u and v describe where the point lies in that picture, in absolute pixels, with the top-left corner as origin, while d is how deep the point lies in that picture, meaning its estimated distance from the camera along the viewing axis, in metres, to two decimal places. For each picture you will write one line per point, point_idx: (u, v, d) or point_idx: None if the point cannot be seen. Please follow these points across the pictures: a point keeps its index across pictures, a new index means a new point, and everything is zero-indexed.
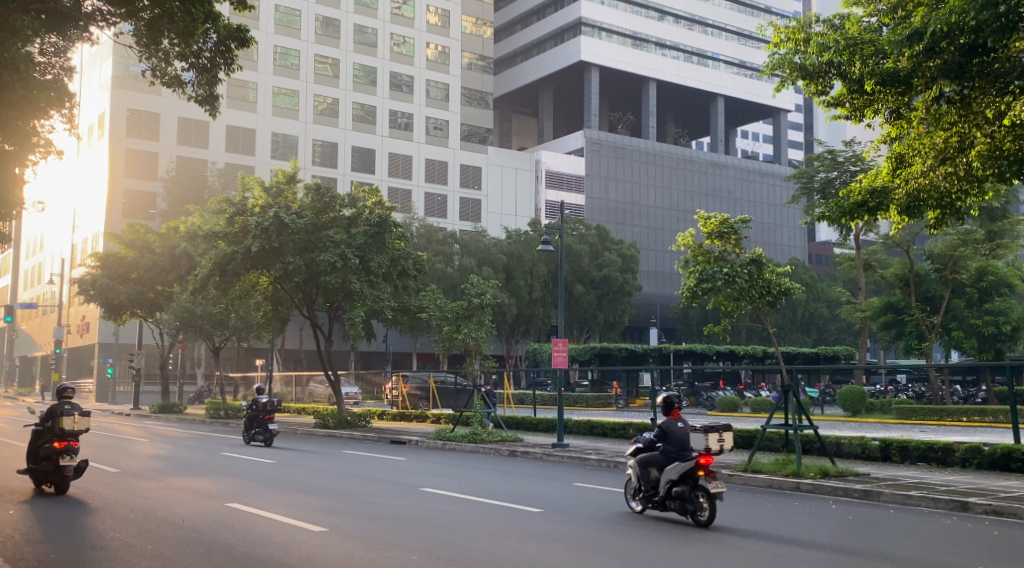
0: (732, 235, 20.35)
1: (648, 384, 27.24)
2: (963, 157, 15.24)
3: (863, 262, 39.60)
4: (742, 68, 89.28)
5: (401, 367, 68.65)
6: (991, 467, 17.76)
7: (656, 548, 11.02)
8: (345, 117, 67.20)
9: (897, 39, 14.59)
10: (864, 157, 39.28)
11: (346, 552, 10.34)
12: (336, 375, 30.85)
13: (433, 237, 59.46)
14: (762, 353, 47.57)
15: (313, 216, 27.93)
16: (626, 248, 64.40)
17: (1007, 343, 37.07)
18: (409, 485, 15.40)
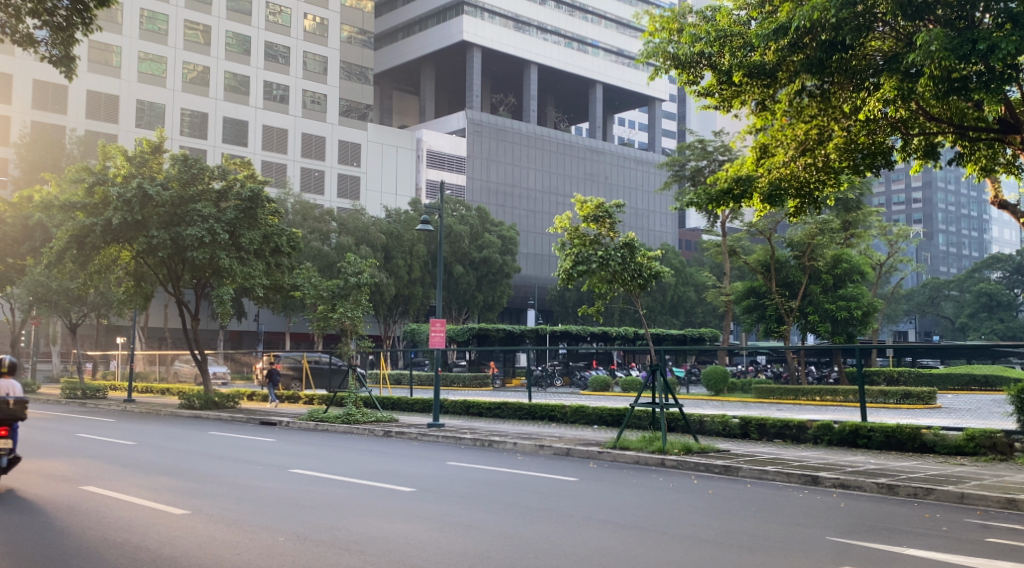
0: (606, 220, 20.85)
1: (523, 364, 27.27)
2: (821, 150, 16.24)
3: (728, 249, 41.28)
4: (619, 56, 91.12)
5: (273, 347, 67.59)
6: (839, 444, 18.76)
7: (522, 524, 11.25)
8: (216, 87, 65.10)
9: (763, 32, 15.05)
10: (732, 148, 40.60)
11: (209, 535, 10.22)
12: (204, 354, 30.01)
13: (309, 213, 58.89)
14: (633, 334, 48.56)
15: (180, 187, 27.00)
16: (506, 230, 64.92)
17: (858, 327, 38.69)
18: (277, 466, 15.28)
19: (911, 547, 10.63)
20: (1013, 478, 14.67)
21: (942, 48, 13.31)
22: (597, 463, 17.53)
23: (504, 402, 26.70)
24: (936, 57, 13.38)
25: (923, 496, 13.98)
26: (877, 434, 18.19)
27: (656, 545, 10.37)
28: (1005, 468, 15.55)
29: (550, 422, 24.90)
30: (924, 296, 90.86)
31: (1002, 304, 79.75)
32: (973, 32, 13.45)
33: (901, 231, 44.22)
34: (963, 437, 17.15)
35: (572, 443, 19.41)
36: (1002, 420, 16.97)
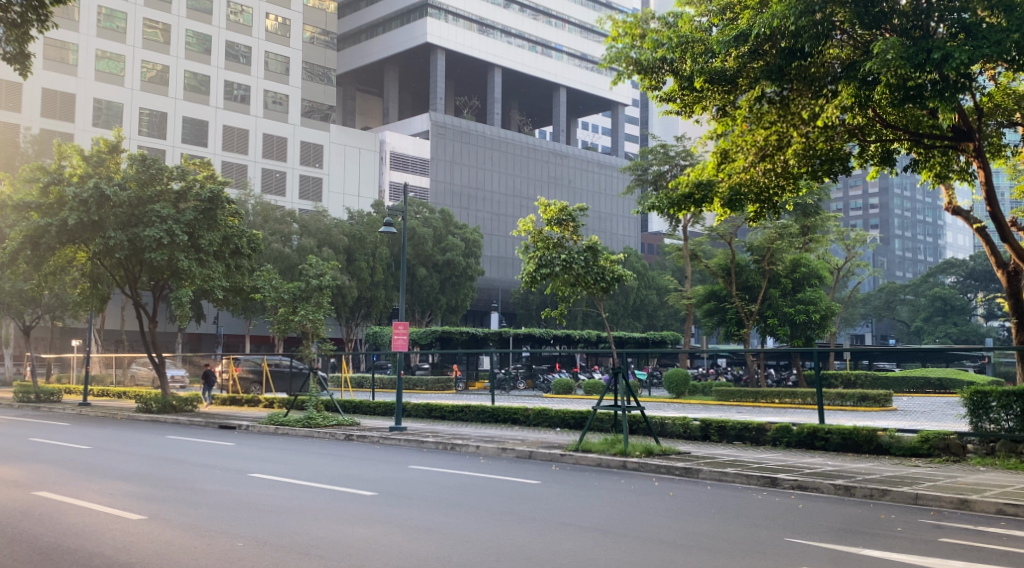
0: (570, 223, 20.84)
1: (486, 367, 27.21)
2: (780, 155, 16.35)
3: (690, 252, 41.65)
4: (583, 61, 91.62)
5: (232, 350, 66.98)
6: (798, 446, 18.93)
7: (485, 527, 11.26)
8: (176, 86, 64.41)
9: (723, 39, 15.18)
10: (694, 153, 40.95)
11: (166, 540, 10.13)
12: (162, 357, 29.65)
13: (270, 214, 58.21)
14: (596, 337, 48.75)
15: (137, 187, 26.67)
16: (470, 232, 64.91)
17: (816, 330, 39.08)
18: (236, 470, 15.14)
19: (867, 547, 10.77)
20: (966, 479, 14.94)
21: (898, 57, 13.49)
22: (559, 465, 17.57)
23: (467, 405, 26.66)
24: (892, 65, 13.56)
25: (879, 497, 14.15)
26: (834, 436, 18.39)
27: (616, 548, 10.40)
28: (958, 469, 15.85)
29: (512, 425, 24.95)
30: (880, 300, 92.07)
31: (956, 308, 81.00)
32: (928, 41, 13.65)
33: (857, 235, 44.75)
34: (917, 439, 17.37)
35: (534, 446, 19.46)
36: (955, 422, 17.21)
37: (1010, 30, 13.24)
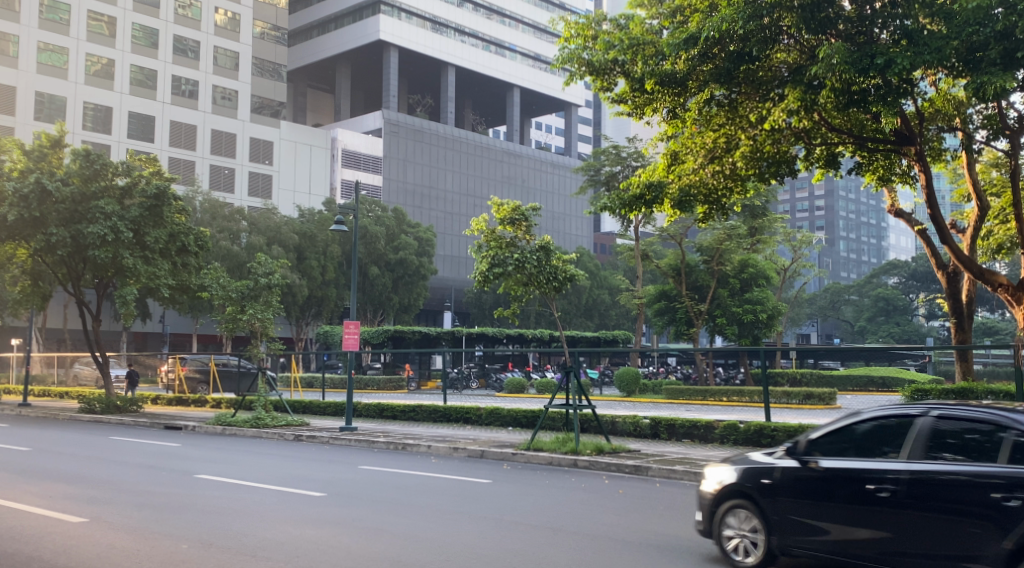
0: (523, 222, 20.92)
1: (438, 366, 27.44)
2: (728, 158, 16.60)
3: (641, 252, 41.97)
4: (536, 61, 91.97)
5: (179, 349, 66.12)
6: (745, 443, 19.17)
7: (433, 527, 11.22)
8: (122, 80, 63.35)
9: (674, 42, 15.23)
10: (645, 154, 41.25)
11: (108, 543, 9.98)
12: (106, 356, 29.16)
13: (219, 212, 57.27)
14: (548, 336, 48.85)
15: (81, 183, 26.20)
16: (422, 231, 64.63)
17: (763, 329, 39.69)
18: (182, 472, 14.93)
19: None
20: None
21: (843, 62, 13.70)
22: (510, 465, 17.60)
23: (419, 405, 26.64)
24: (837, 70, 13.77)
25: None
26: (780, 434, 18.64)
27: (564, 546, 10.43)
28: None
29: (464, 425, 24.95)
30: (826, 301, 93.38)
31: (898, 308, 82.34)
32: (873, 46, 13.86)
33: (803, 237, 45.30)
34: None
35: (486, 445, 19.46)
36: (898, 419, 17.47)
37: (951, 37, 13.47)
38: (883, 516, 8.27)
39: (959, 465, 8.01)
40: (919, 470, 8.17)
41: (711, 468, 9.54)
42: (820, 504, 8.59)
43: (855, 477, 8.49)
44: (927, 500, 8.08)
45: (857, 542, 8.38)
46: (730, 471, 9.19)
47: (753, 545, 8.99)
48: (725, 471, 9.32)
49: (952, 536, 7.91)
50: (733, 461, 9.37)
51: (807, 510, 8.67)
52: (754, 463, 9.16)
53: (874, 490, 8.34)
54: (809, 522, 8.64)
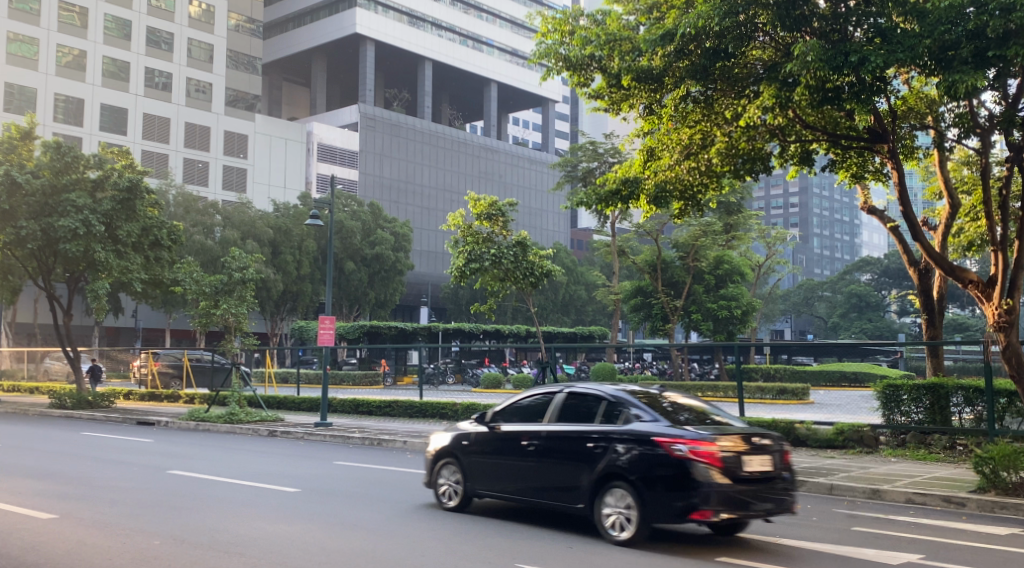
0: (499, 218, 20.93)
1: (415, 361, 27.06)
2: (704, 155, 16.67)
3: (618, 249, 42.12)
4: (513, 56, 92.03)
5: (152, 344, 65.70)
6: None
7: (409, 522, 11.20)
8: (94, 72, 62.69)
9: (650, 38, 15.22)
10: (622, 150, 41.35)
11: (79, 540, 9.89)
12: (77, 351, 28.91)
13: (192, 207, 57.28)
14: (525, 332, 48.87)
15: (52, 176, 25.97)
16: (399, 227, 64.47)
17: (737, 325, 40.08)
18: (154, 467, 14.83)
19: (783, 537, 10.98)
20: (878, 470, 15.34)
21: (817, 60, 13.78)
22: None
23: (395, 400, 26.86)
24: (812, 67, 13.84)
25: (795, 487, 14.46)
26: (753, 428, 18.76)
27: (540, 540, 10.46)
28: (871, 460, 16.29)
29: (441, 421, 25.24)
30: (799, 297, 93.95)
31: (871, 304, 83.05)
32: (847, 44, 13.93)
33: (778, 234, 45.60)
34: (833, 431, 17.81)
35: None
36: (869, 414, 17.59)
37: (923, 35, 13.53)
38: (526, 464, 11.03)
39: (575, 427, 10.74)
40: (551, 431, 10.93)
41: (435, 434, 12.30)
42: (493, 458, 11.36)
43: (511, 436, 11.27)
44: (552, 452, 10.84)
45: (512, 484, 11.18)
46: (442, 437, 11.96)
47: (454, 492, 11.79)
48: (441, 436, 12.07)
49: (564, 477, 10.66)
50: (449, 428, 12.11)
51: (487, 463, 11.41)
52: (458, 429, 11.91)
53: (524, 445, 11.09)
54: (486, 471, 11.41)
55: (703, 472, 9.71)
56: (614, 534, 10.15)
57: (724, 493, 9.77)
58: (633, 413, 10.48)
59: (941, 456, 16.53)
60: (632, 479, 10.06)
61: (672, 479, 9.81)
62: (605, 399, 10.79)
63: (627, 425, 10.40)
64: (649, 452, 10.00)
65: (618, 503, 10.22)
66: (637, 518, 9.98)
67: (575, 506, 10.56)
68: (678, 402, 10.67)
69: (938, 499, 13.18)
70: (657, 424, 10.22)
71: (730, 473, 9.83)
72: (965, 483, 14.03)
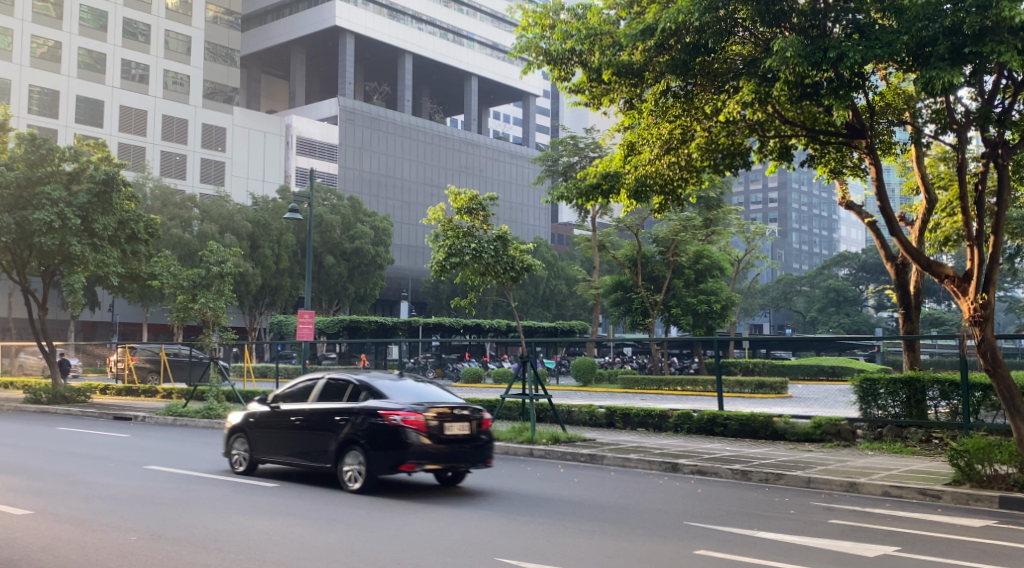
0: (480, 212, 20.88)
1: (394, 356, 26.77)
2: (684, 149, 16.70)
3: (598, 243, 42.15)
4: (494, 50, 91.98)
5: (129, 339, 65.26)
6: (698, 432, 19.38)
7: (387, 517, 11.18)
8: (69, 63, 62.09)
9: (631, 33, 15.19)
10: (602, 145, 41.40)
11: (54, 536, 9.81)
12: (52, 345, 28.64)
13: (170, 200, 57.25)
14: (506, 327, 48.82)
15: (27, 168, 25.81)
16: (379, 221, 64.30)
17: (717, 320, 40.24)
18: (131, 462, 14.73)
19: (760, 530, 11.03)
20: (855, 463, 15.43)
21: (796, 55, 13.83)
22: None
23: None
24: (790, 63, 13.90)
25: (773, 481, 14.52)
26: (733, 422, 18.87)
27: (518, 534, 10.47)
28: (848, 453, 16.41)
29: None
30: (778, 291, 94.27)
31: (848, 299, 83.38)
32: (825, 40, 13.98)
33: (758, 229, 45.71)
34: (811, 425, 17.90)
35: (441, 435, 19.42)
36: (846, 408, 17.75)
37: (901, 32, 13.57)
38: (293, 435, 13.20)
39: (327, 406, 12.99)
40: (312, 408, 13.15)
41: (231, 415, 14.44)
42: (269, 431, 13.54)
43: (279, 411, 13.47)
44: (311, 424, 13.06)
45: (281, 451, 13.38)
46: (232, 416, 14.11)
47: (241, 460, 13.93)
48: (233, 416, 14.21)
49: (317, 443, 12.90)
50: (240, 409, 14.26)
51: (265, 435, 13.60)
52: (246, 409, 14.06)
53: (291, 420, 13.28)
54: (262, 441, 13.60)
55: (411, 435, 12.12)
56: (348, 486, 12.43)
57: (429, 452, 12.19)
58: (371, 393, 12.81)
59: (917, 449, 16.61)
60: (361, 442, 12.37)
61: (390, 441, 12.17)
62: (353, 382, 13.08)
63: (364, 402, 12.71)
64: (374, 421, 12.34)
65: (353, 462, 12.52)
66: (364, 474, 12.31)
67: (324, 466, 12.79)
68: (410, 384, 12.99)
69: (914, 491, 13.26)
70: (386, 400, 12.57)
71: (435, 437, 12.28)
72: (941, 476, 14.14)
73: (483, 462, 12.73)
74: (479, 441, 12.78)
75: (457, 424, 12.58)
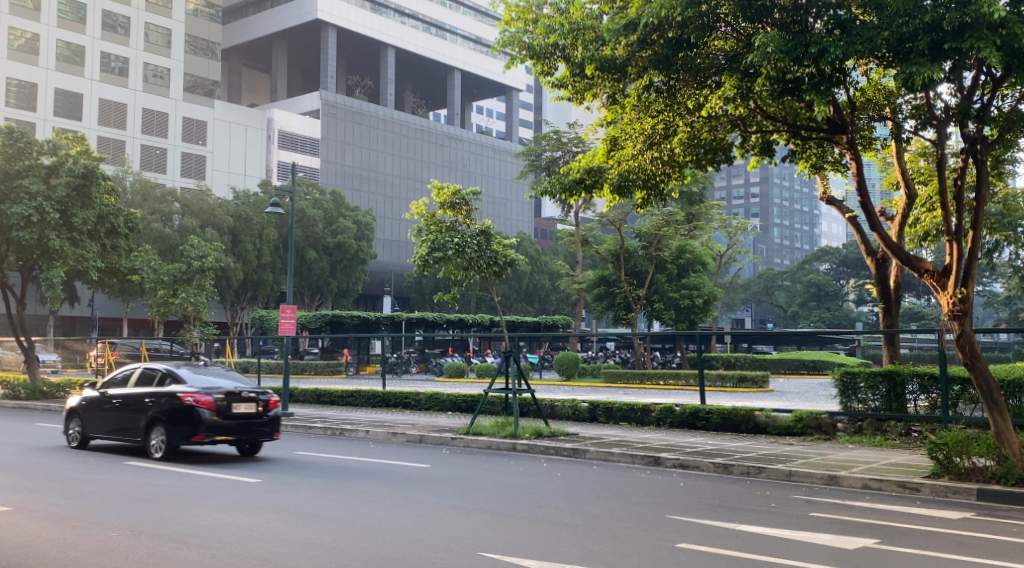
0: (463, 207, 20.85)
1: (377, 351, 26.89)
2: (667, 144, 16.75)
3: (581, 238, 42.10)
4: (477, 44, 92.00)
5: (108, 334, 64.87)
6: (680, 425, 19.45)
7: (371, 513, 11.15)
8: (47, 56, 61.52)
9: (613, 27, 15.16)
10: (585, 140, 41.39)
11: (34, 533, 9.75)
12: (30, 341, 28.42)
13: (150, 193, 56.97)
14: (488, 321, 48.73)
15: (5, 162, 25.64)
16: (362, 215, 64.17)
17: (698, 315, 40.34)
18: (111, 458, 14.64)
19: (742, 523, 11.06)
20: (835, 456, 15.52)
21: (777, 51, 13.87)
22: (450, 449, 17.58)
23: (358, 389, 26.57)
24: (772, 58, 13.94)
25: (754, 474, 14.58)
26: (715, 416, 18.92)
27: (503, 529, 10.45)
28: (828, 447, 16.48)
29: (403, 410, 25.02)
30: (759, 286, 94.56)
31: (829, 294, 83.88)
32: (807, 35, 14.01)
33: (739, 223, 45.95)
34: (792, 419, 17.97)
35: (425, 430, 19.40)
36: (827, 402, 17.85)
37: (882, 28, 13.60)
38: (113, 414, 15.42)
39: (139, 390, 15.21)
40: (128, 392, 15.36)
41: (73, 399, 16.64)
42: (96, 412, 15.73)
43: (104, 395, 15.70)
44: (126, 406, 15.27)
45: (105, 428, 15.57)
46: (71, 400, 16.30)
47: (75, 437, 16.13)
48: (73, 400, 16.39)
49: (131, 420, 15.12)
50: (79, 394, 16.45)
51: (93, 415, 15.79)
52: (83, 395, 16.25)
53: (113, 402, 15.48)
54: (90, 420, 15.78)
55: (200, 412, 14.36)
56: (152, 455, 14.65)
57: (217, 426, 14.45)
58: (175, 379, 15.05)
59: (897, 442, 16.73)
60: (159, 418, 14.65)
61: (181, 418, 14.45)
62: (162, 370, 15.32)
63: (168, 387, 14.93)
64: (171, 401, 14.58)
65: (156, 437, 14.74)
66: (160, 446, 14.58)
67: (135, 440, 15.04)
68: (208, 370, 15.24)
69: (893, 484, 13.33)
70: (185, 385, 14.79)
71: (222, 414, 14.55)
72: (920, 469, 14.23)
73: (270, 434, 14.98)
74: (266, 418, 15.03)
75: (245, 404, 14.82)
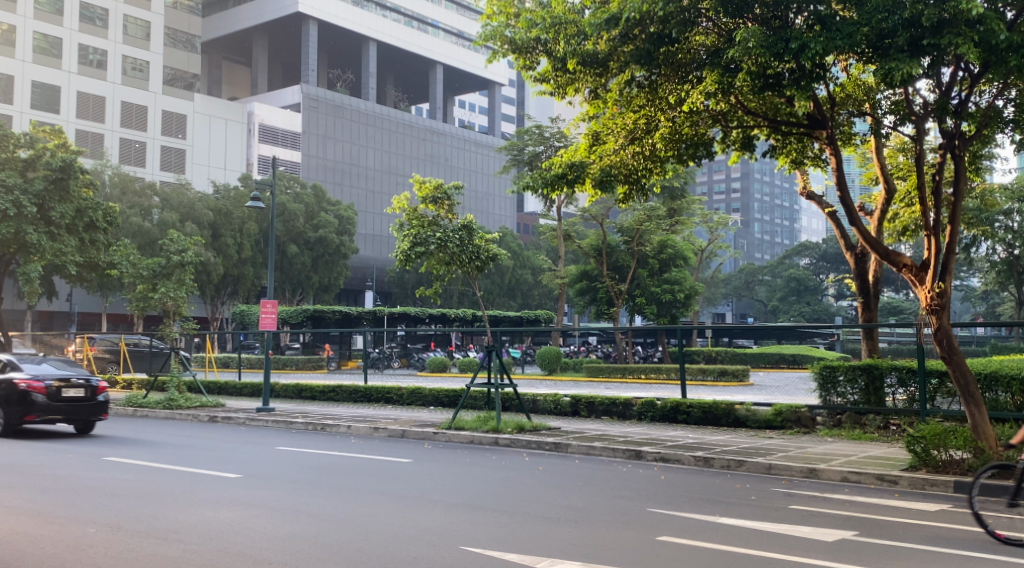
0: (445, 201, 20.84)
1: (359, 346, 26.40)
2: (648, 139, 16.80)
3: (563, 233, 42.11)
4: (459, 38, 91.92)
5: (87, 329, 64.47)
6: (662, 419, 19.53)
7: (352, 507, 11.13)
8: (24, 48, 60.90)
9: (595, 22, 15.14)
10: (567, 135, 41.44)
11: (12, 529, 9.67)
12: (8, 336, 28.30)
13: (129, 187, 56.59)
14: (470, 316, 48.72)
15: None
16: (343, 210, 64.00)
17: (680, 309, 40.43)
18: (90, 454, 14.56)
19: (723, 515, 11.12)
20: (814, 449, 15.61)
21: (758, 46, 13.91)
22: (432, 443, 17.58)
23: (340, 384, 26.65)
24: (753, 53, 13.97)
25: (735, 467, 14.65)
26: (695, 410, 19.05)
27: (485, 523, 10.44)
28: (807, 440, 16.59)
29: (386, 405, 25.15)
30: (740, 281, 94.96)
31: (809, 288, 84.19)
32: (787, 30, 14.01)
33: (720, 218, 46.06)
34: (772, 412, 18.17)
35: (407, 425, 19.40)
36: (807, 396, 17.98)
37: (862, 23, 13.62)
38: None
39: None
40: None
41: None
42: None
43: None
44: None
45: None
46: None
47: None
48: None
49: None
50: None
51: None
52: None
53: None
54: None
55: (34, 396, 16.28)
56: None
57: (49, 407, 16.37)
58: (13, 366, 16.82)
59: (875, 435, 16.82)
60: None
61: (16, 400, 16.29)
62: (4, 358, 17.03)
63: (7, 373, 16.70)
64: (7, 386, 16.38)
65: None
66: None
67: None
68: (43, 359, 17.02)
69: (872, 477, 13.42)
70: (21, 371, 16.60)
71: (54, 396, 16.48)
72: (897, 461, 14.32)
73: (97, 414, 17.04)
74: (93, 401, 17.02)
75: (74, 389, 16.79)
